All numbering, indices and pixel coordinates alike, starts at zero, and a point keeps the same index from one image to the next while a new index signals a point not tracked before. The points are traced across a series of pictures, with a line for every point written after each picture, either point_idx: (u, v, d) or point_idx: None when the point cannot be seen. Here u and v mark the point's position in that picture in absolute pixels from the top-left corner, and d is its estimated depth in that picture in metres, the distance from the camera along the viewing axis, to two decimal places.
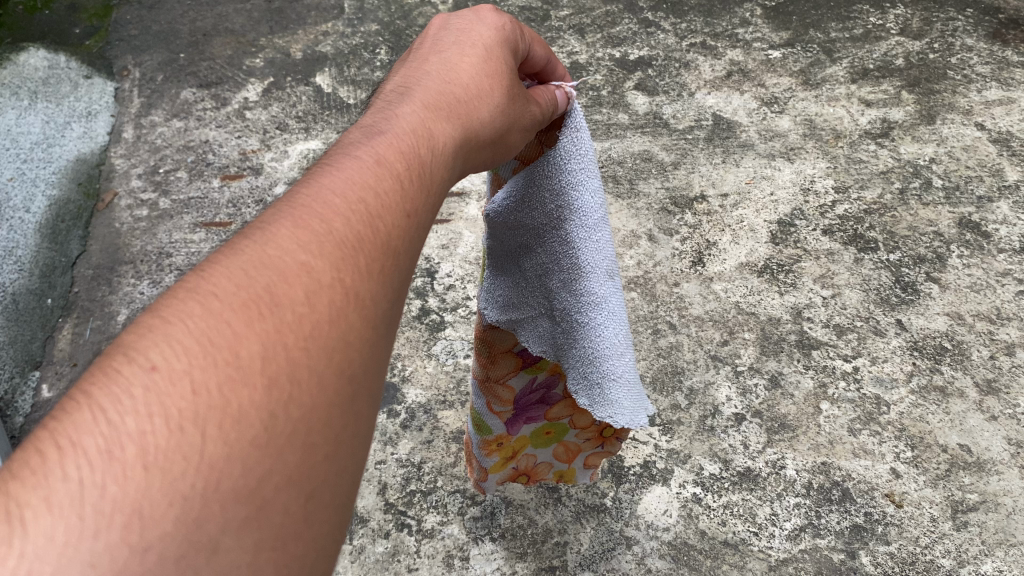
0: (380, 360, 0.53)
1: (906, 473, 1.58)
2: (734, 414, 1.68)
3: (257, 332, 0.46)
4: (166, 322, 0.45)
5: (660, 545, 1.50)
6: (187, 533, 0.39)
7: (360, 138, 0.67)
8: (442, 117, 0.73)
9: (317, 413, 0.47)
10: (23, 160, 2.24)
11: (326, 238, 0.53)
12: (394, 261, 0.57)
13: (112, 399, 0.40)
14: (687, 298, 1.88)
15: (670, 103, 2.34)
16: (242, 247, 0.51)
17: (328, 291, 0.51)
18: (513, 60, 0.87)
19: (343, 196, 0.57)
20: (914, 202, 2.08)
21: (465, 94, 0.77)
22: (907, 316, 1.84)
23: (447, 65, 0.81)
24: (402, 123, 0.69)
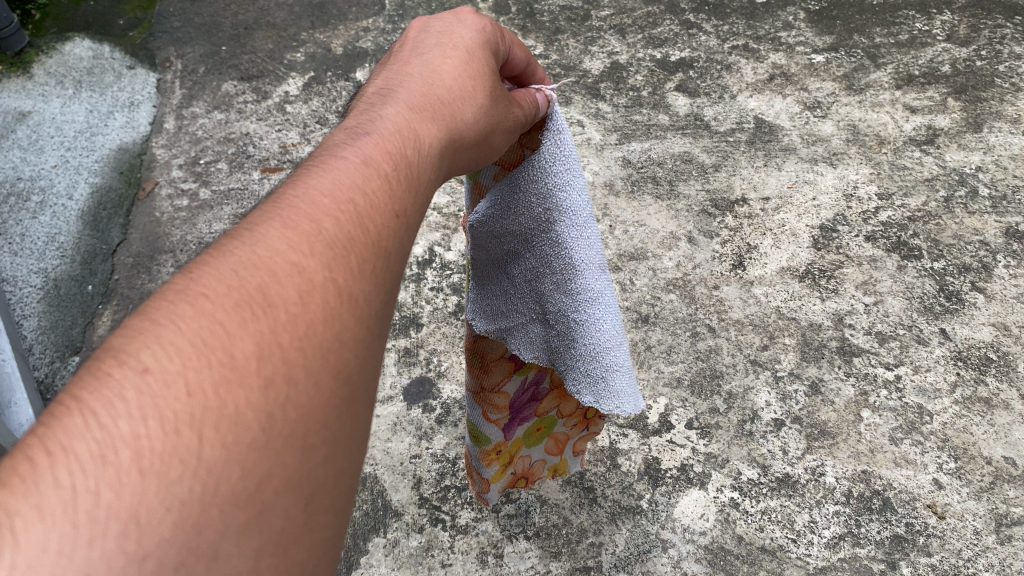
0: (374, 362, 0.53)
1: (949, 484, 1.56)
2: (773, 419, 1.66)
3: (251, 332, 0.45)
4: (156, 323, 0.44)
5: (696, 549, 1.49)
6: (186, 539, 0.38)
7: (348, 135, 0.65)
8: (429, 115, 0.71)
9: (313, 414, 0.46)
10: (66, 147, 2.26)
11: (317, 237, 0.52)
12: (389, 261, 0.57)
13: (103, 403, 0.39)
14: (727, 301, 1.86)
15: (711, 105, 2.33)
16: (232, 246, 0.50)
17: (322, 292, 0.50)
18: (493, 61, 0.85)
19: (338, 195, 0.56)
20: (959, 210, 2.05)
21: (448, 94, 0.75)
22: (951, 325, 1.81)
23: (429, 65, 0.78)
24: (389, 119, 0.67)
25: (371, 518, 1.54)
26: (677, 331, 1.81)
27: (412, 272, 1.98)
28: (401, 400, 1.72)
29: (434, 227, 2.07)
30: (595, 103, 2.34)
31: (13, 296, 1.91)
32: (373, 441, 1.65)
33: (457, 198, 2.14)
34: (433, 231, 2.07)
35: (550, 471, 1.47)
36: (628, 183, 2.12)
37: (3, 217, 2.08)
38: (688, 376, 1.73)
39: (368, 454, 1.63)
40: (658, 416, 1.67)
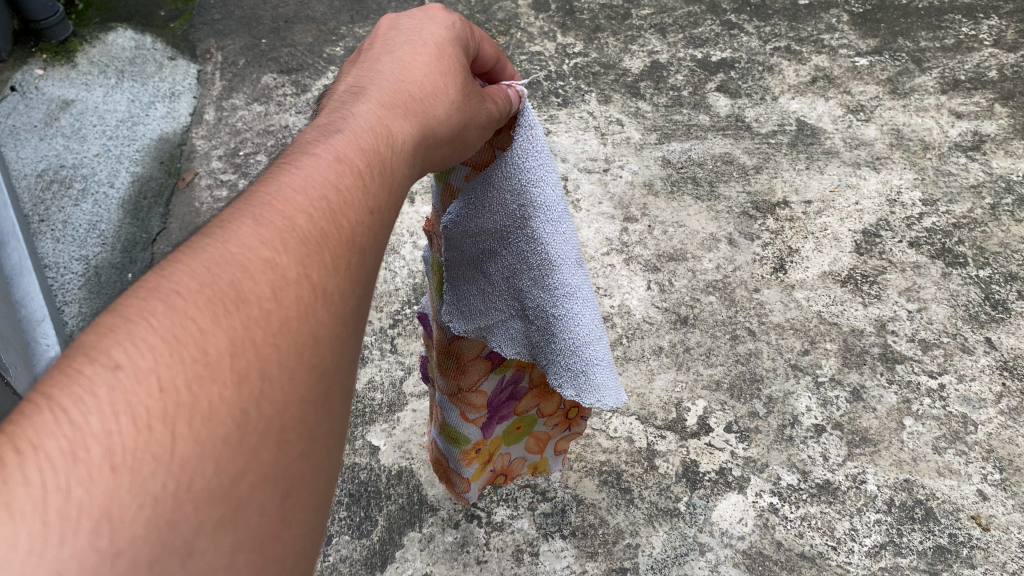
0: (350, 359, 0.53)
1: (993, 496, 1.53)
2: (814, 425, 1.64)
3: (223, 329, 0.45)
4: (127, 319, 0.43)
5: (734, 554, 1.47)
6: (161, 536, 0.38)
7: (323, 131, 0.64)
8: (400, 113, 0.70)
9: (287, 410, 0.47)
10: (108, 136, 2.28)
11: (290, 233, 0.52)
12: (367, 255, 0.57)
13: (73, 400, 0.39)
14: (767, 304, 1.85)
15: (753, 106, 2.31)
16: (204, 244, 0.50)
17: (295, 288, 0.50)
18: (464, 56, 0.85)
19: (313, 192, 0.55)
20: (1006, 218, 2.02)
21: (420, 91, 0.75)
22: (997, 334, 1.78)
23: (400, 63, 0.77)
24: (362, 117, 0.66)
25: (407, 512, 1.54)
26: (716, 334, 1.80)
27: None
28: None
29: None
30: (634, 103, 2.32)
31: (55, 282, 1.93)
32: (409, 435, 1.65)
33: None
34: None
35: (530, 468, 1.45)
36: (667, 184, 2.11)
37: (46, 204, 2.10)
38: (727, 379, 1.72)
39: (404, 448, 1.63)
40: (696, 419, 1.65)
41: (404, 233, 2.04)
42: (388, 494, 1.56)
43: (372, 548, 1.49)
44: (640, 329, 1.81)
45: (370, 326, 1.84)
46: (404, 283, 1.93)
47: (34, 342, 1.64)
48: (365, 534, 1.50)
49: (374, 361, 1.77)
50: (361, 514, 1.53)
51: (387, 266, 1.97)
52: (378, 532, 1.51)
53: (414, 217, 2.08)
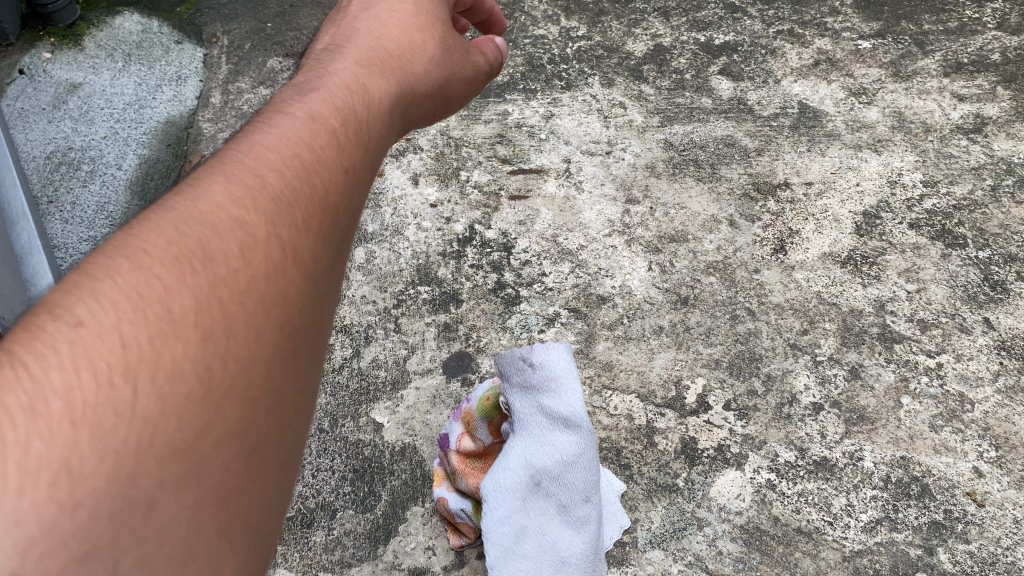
0: (315, 314, 0.59)
1: (989, 473, 1.55)
2: (812, 403, 1.66)
3: (188, 287, 0.50)
4: (93, 280, 0.48)
5: (731, 529, 1.48)
6: (120, 488, 0.43)
7: (300, 92, 0.70)
8: (377, 73, 0.77)
9: (250, 364, 0.52)
10: (116, 119, 2.31)
11: (259, 196, 0.58)
12: (334, 220, 0.62)
13: (36, 356, 0.43)
14: (767, 285, 1.86)
15: (755, 89, 2.33)
16: (173, 210, 0.55)
17: (263, 249, 0.55)
18: (438, 18, 0.93)
19: (287, 155, 0.61)
20: (1006, 200, 2.03)
21: (396, 52, 0.82)
22: (995, 314, 1.80)
23: (375, 28, 0.84)
24: (338, 77, 0.72)
25: (410, 487, 1.56)
26: (716, 313, 1.82)
27: (453, 248, 1.97)
28: (440, 373, 1.73)
29: (474, 205, 2.06)
30: (637, 86, 2.34)
31: (64, 263, 1.95)
32: (413, 413, 1.67)
33: (498, 176, 2.13)
34: (474, 209, 2.06)
35: None
36: (669, 166, 2.13)
37: (54, 185, 2.11)
38: (726, 358, 1.74)
39: (407, 425, 1.65)
40: (696, 397, 1.67)
41: (408, 214, 2.06)
42: (391, 470, 1.59)
43: (375, 523, 1.51)
44: (641, 309, 1.83)
45: (375, 306, 1.86)
46: (408, 264, 1.95)
47: None
48: (369, 509, 1.53)
49: (378, 341, 1.79)
50: (364, 490, 1.56)
51: (392, 247, 1.98)
52: (381, 507, 1.53)
53: (418, 198, 2.09)
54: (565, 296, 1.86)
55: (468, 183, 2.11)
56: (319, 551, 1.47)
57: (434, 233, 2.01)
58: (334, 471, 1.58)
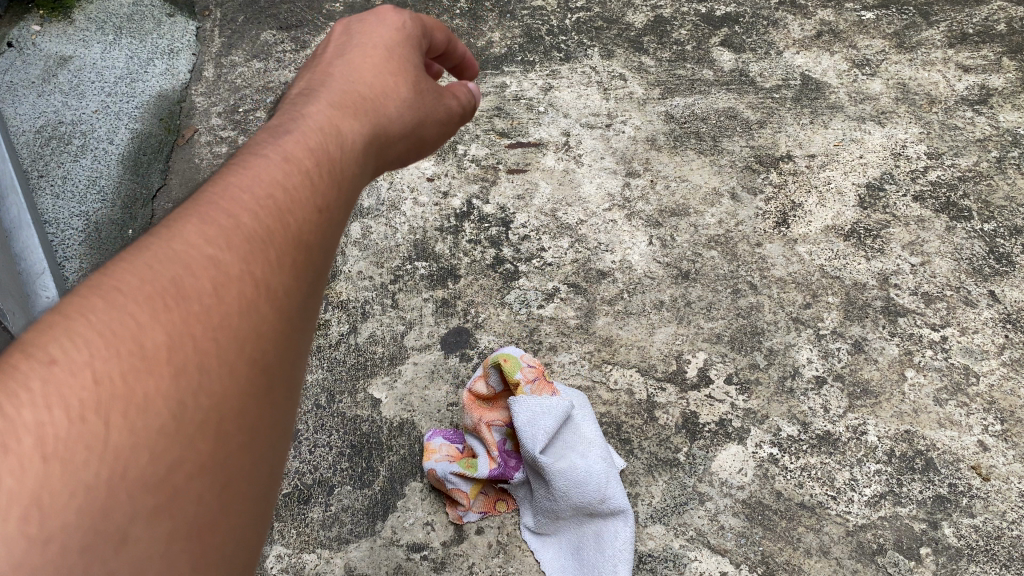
0: (286, 348, 0.59)
1: (994, 446, 1.53)
2: (815, 376, 1.64)
3: (161, 324, 0.50)
4: (67, 316, 0.48)
5: (733, 503, 1.46)
6: (90, 524, 0.43)
7: (273, 134, 0.66)
8: (351, 114, 0.72)
9: (221, 402, 0.52)
10: (107, 93, 2.26)
11: (234, 232, 0.57)
12: (308, 256, 0.62)
13: (9, 392, 0.43)
14: (770, 259, 1.84)
15: (757, 61, 2.29)
16: (148, 242, 0.54)
17: (236, 285, 0.55)
18: (418, 52, 0.87)
19: (261, 198, 0.60)
20: (1012, 171, 2.00)
21: (371, 90, 0.77)
22: (1000, 287, 1.77)
23: (352, 65, 0.79)
24: (312, 119, 0.68)
25: (408, 463, 1.54)
26: (718, 288, 1.79)
27: (450, 223, 1.94)
28: (438, 349, 1.71)
29: (472, 179, 2.03)
30: (637, 57, 2.31)
31: (55, 238, 1.91)
32: (411, 388, 1.65)
33: (496, 150, 2.10)
34: (471, 183, 2.03)
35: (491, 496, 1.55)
36: (670, 139, 2.10)
37: (44, 159, 2.07)
38: (728, 332, 1.71)
39: (405, 401, 1.63)
40: (697, 370, 1.65)
41: (405, 189, 2.02)
42: (389, 446, 1.56)
43: (373, 499, 1.49)
44: (641, 283, 1.81)
45: (372, 282, 1.83)
46: (405, 239, 1.92)
47: (34, 294, 1.62)
48: (366, 485, 1.51)
49: (375, 316, 1.77)
50: (362, 466, 1.53)
51: (389, 222, 1.95)
52: (379, 483, 1.51)
53: (414, 172, 2.06)
54: (564, 271, 1.83)
55: (465, 157, 2.08)
56: (317, 527, 1.45)
57: (431, 207, 1.98)
58: (331, 447, 1.56)
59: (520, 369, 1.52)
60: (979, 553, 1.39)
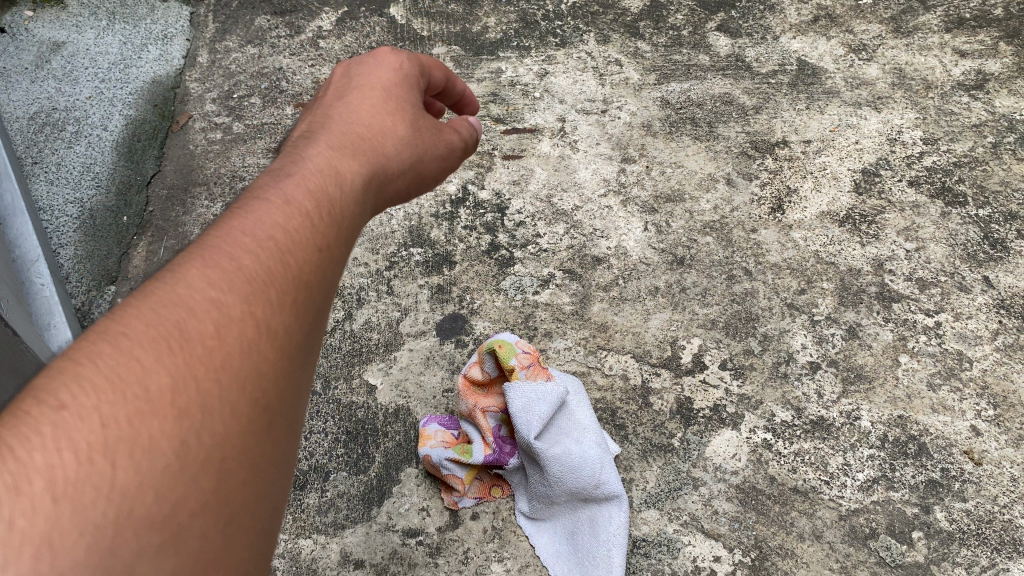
0: (291, 383, 0.59)
1: (986, 431, 1.54)
2: (809, 362, 1.64)
3: (166, 366, 0.51)
4: (76, 364, 0.49)
5: (727, 488, 1.47)
6: (100, 560, 0.43)
7: (273, 179, 0.68)
8: (347, 156, 0.75)
9: (227, 439, 0.52)
10: (101, 78, 2.25)
11: (236, 274, 0.58)
12: (310, 294, 0.63)
13: (21, 437, 0.44)
14: (765, 244, 1.84)
15: (753, 46, 2.29)
16: (153, 289, 0.55)
17: (239, 325, 0.56)
18: (411, 96, 0.90)
19: (263, 239, 0.61)
20: (1007, 156, 2.00)
21: (367, 133, 0.80)
22: (994, 273, 1.78)
23: (349, 113, 0.83)
24: (310, 163, 0.71)
25: (404, 449, 1.55)
26: (712, 274, 1.79)
27: (445, 210, 1.94)
28: (433, 335, 1.71)
29: (468, 165, 2.03)
30: (633, 42, 2.31)
31: (50, 225, 1.90)
32: (407, 374, 1.65)
33: (491, 136, 2.09)
34: (467, 168, 2.02)
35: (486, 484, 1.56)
36: (666, 125, 2.10)
37: (38, 146, 2.07)
38: (722, 318, 1.72)
39: (401, 387, 1.63)
40: (691, 356, 1.66)
41: None
42: (385, 432, 1.57)
43: (369, 485, 1.50)
44: (636, 270, 1.81)
45: (367, 268, 1.83)
46: (400, 225, 1.91)
47: (28, 281, 1.60)
48: (362, 471, 1.51)
49: (370, 303, 1.77)
50: (358, 452, 1.54)
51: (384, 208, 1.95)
52: (374, 469, 1.52)
53: None
54: (560, 257, 1.83)
55: None
56: (313, 513, 1.46)
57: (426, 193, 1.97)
58: (327, 433, 1.57)
59: (515, 355, 1.52)
60: (970, 538, 1.40)
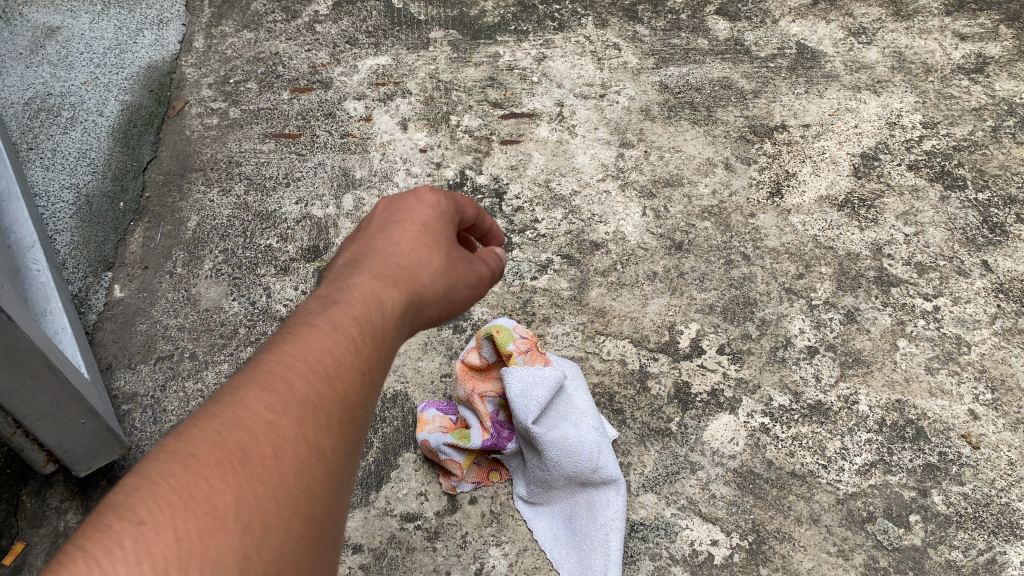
0: (334, 505, 0.62)
1: (984, 415, 1.54)
2: (807, 346, 1.64)
3: (230, 486, 0.55)
4: (150, 481, 0.53)
5: (725, 472, 1.47)
6: None
7: (320, 303, 0.73)
8: (389, 282, 0.79)
9: (282, 556, 0.56)
10: (96, 63, 2.24)
11: (290, 398, 0.62)
12: (353, 418, 0.67)
13: (103, 552, 0.48)
14: (763, 229, 1.83)
15: (752, 30, 2.28)
16: (217, 408, 0.60)
17: (293, 446, 0.60)
18: (451, 221, 0.93)
19: (314, 369, 0.65)
20: (1007, 140, 1.99)
21: (407, 258, 0.84)
22: (993, 257, 1.77)
23: (390, 236, 0.86)
24: (357, 287, 0.76)
25: (402, 434, 1.55)
26: (711, 258, 1.79)
27: None
28: None
29: (465, 150, 2.02)
30: (632, 26, 2.29)
31: (46, 211, 1.89)
32: (405, 360, 1.65)
33: (488, 120, 2.08)
34: (464, 153, 2.01)
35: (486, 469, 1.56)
36: (664, 109, 2.09)
37: (34, 132, 2.06)
38: (720, 303, 1.71)
39: (399, 373, 1.63)
40: (689, 341, 1.65)
41: (397, 159, 2.01)
42: (383, 417, 1.57)
43: (367, 470, 1.50)
44: (634, 255, 1.80)
45: None
46: None
47: (24, 267, 1.60)
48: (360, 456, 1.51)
49: None
50: None
51: (381, 193, 1.94)
52: (372, 454, 1.52)
53: (407, 143, 2.05)
54: (558, 242, 1.83)
55: (459, 128, 2.06)
56: None
57: (423, 178, 1.97)
58: None
59: (512, 340, 1.53)
60: (967, 521, 1.41)
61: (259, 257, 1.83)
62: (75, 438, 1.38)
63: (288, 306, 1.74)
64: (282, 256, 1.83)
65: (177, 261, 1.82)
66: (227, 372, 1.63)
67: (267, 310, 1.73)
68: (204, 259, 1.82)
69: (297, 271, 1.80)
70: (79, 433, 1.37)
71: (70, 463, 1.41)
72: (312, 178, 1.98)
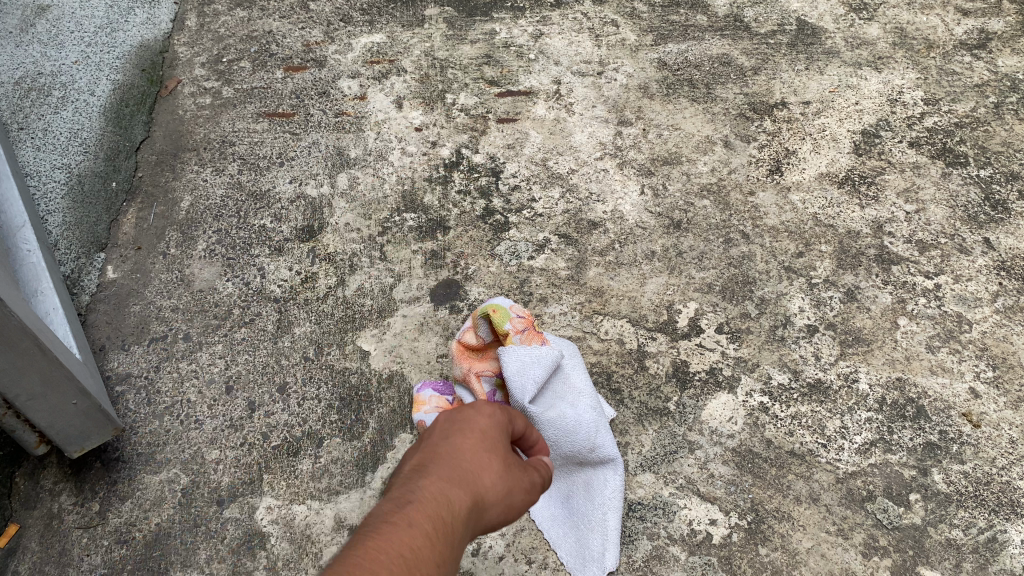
0: None
1: (985, 393, 1.52)
2: (806, 325, 1.62)
3: None
4: None
5: (723, 452, 1.46)
6: None
7: (394, 503, 0.76)
8: (452, 486, 0.80)
9: None
10: (87, 42, 2.21)
11: None
12: None
13: None
14: (763, 207, 1.81)
15: (752, 7, 2.25)
16: None
17: None
18: (513, 423, 0.96)
19: (396, 559, 0.69)
20: (1009, 116, 1.97)
21: (469, 466, 0.84)
22: (995, 234, 1.76)
23: (452, 446, 0.87)
24: (425, 493, 0.78)
25: (398, 415, 1.53)
26: (710, 237, 1.77)
27: (439, 174, 1.91)
28: (427, 301, 1.69)
29: (461, 128, 2.00)
30: (631, 4, 2.28)
31: (37, 191, 1.87)
32: (400, 340, 1.63)
33: (485, 98, 2.06)
34: (460, 132, 1.99)
35: None
36: (663, 86, 2.06)
37: (24, 112, 2.03)
38: (719, 282, 1.69)
39: (394, 353, 1.62)
40: (688, 320, 1.64)
41: (392, 138, 1.99)
42: (378, 397, 1.55)
43: (363, 451, 1.48)
44: (633, 234, 1.78)
45: (360, 234, 1.81)
46: (392, 190, 1.88)
47: (15, 248, 1.58)
48: (356, 437, 1.50)
49: (363, 269, 1.74)
50: (352, 418, 1.52)
51: (376, 172, 1.92)
52: (368, 435, 1.50)
53: (402, 122, 2.02)
54: (555, 222, 1.81)
55: (454, 106, 2.04)
56: (307, 479, 1.44)
57: (419, 157, 1.94)
58: (320, 399, 1.55)
59: (509, 319, 1.50)
60: (968, 499, 1.40)
61: (253, 237, 1.81)
62: (68, 419, 1.36)
63: (282, 286, 1.72)
64: (276, 236, 1.81)
65: (170, 242, 1.80)
66: (221, 353, 1.61)
67: (261, 291, 1.71)
68: (197, 240, 1.80)
69: (291, 251, 1.78)
70: (71, 413, 1.36)
71: (63, 445, 1.39)
72: (306, 157, 1.95)
